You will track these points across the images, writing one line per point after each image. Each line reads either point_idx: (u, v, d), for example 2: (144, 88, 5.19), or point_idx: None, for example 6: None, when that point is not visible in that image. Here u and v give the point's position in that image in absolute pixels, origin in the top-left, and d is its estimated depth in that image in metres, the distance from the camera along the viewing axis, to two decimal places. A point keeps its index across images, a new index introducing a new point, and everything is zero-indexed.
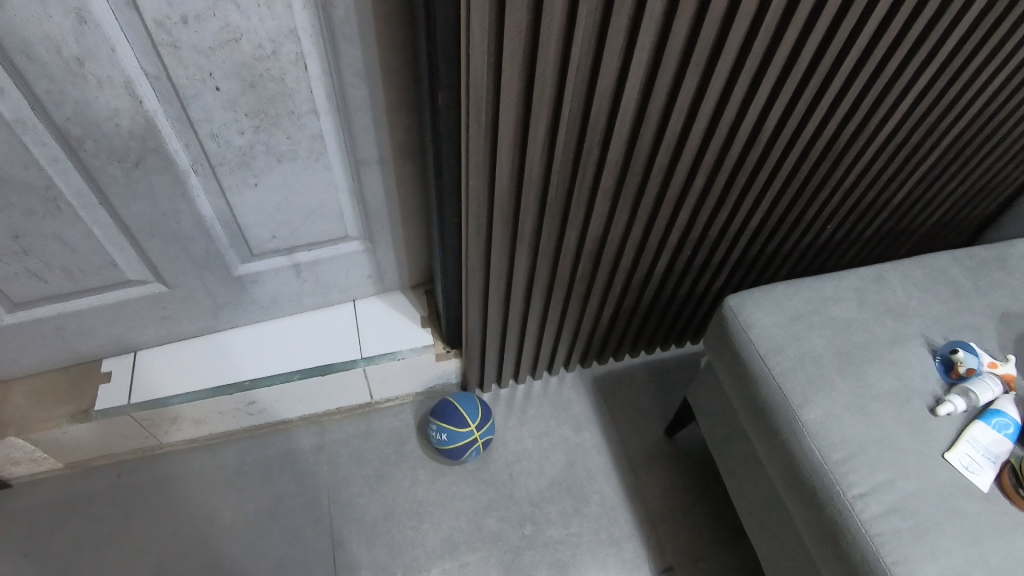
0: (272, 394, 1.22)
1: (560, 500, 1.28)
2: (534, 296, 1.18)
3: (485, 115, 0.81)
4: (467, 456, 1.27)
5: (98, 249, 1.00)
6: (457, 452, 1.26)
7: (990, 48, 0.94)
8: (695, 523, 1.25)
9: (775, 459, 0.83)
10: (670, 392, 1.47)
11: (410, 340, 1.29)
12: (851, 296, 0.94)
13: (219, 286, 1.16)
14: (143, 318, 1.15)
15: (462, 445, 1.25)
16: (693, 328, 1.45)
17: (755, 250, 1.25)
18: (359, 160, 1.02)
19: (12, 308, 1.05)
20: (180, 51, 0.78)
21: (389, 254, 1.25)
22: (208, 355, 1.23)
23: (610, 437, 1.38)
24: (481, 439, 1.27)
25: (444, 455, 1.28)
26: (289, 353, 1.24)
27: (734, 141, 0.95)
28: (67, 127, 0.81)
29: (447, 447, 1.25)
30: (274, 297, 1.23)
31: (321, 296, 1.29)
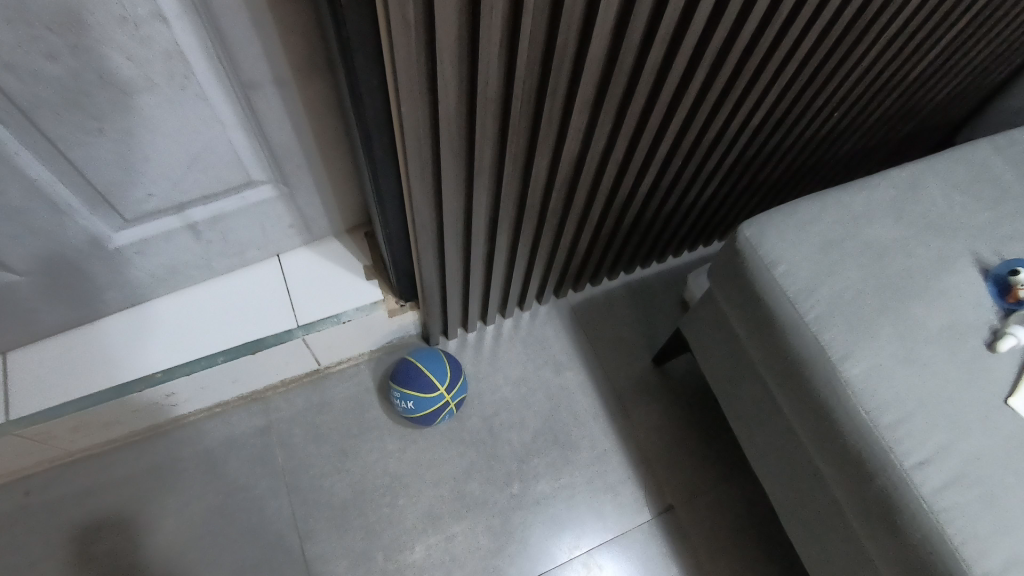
0: (196, 381, 1.02)
1: (547, 450, 1.17)
2: (498, 235, 0.98)
3: (413, 9, 0.55)
4: (439, 420, 1.13)
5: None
6: (428, 419, 1.10)
7: None
8: (691, 457, 1.17)
9: (810, 434, 0.72)
10: (654, 315, 1.33)
11: (355, 297, 1.07)
12: (886, 210, 0.77)
13: (92, 263, 0.89)
14: (90, 291, 0.94)
15: (433, 412, 1.09)
16: (677, 243, 1.28)
17: (752, 150, 1.06)
18: (247, 80, 0.74)
19: None
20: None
21: (311, 197, 1.00)
22: (104, 345, 0.99)
23: (594, 373, 1.25)
24: (455, 401, 1.11)
25: (412, 421, 1.13)
26: (207, 331, 1.01)
27: (749, 18, 0.73)
28: None
29: (415, 415, 1.09)
30: (173, 266, 0.98)
31: (234, 257, 1.04)
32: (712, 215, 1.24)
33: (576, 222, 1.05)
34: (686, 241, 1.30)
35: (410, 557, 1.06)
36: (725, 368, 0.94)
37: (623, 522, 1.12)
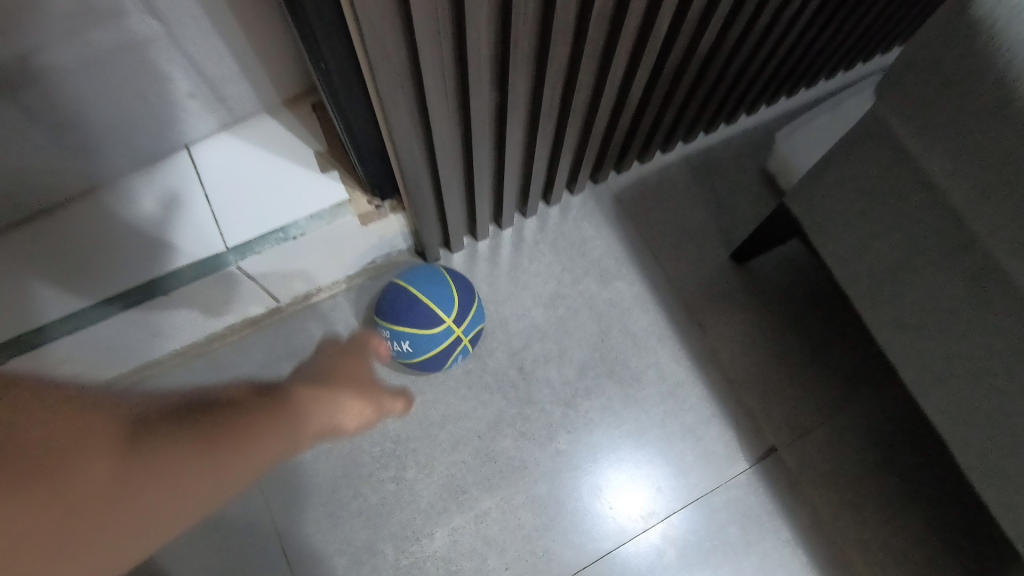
0: (117, 323, 0.71)
1: (600, 388, 0.86)
2: (514, 84, 0.60)
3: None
4: (450, 364, 0.82)
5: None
6: (434, 364, 0.79)
7: None
8: (797, 379, 0.86)
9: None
10: (728, 195, 0.98)
11: (309, 199, 0.74)
12: None
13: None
14: None
15: (441, 354, 0.78)
16: (757, 89, 0.91)
17: None
18: None
19: None
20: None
21: (210, 45, 0.62)
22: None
23: (653, 280, 0.92)
24: (472, 335, 0.80)
25: (412, 369, 0.82)
26: (123, 249, 0.70)
27: None
28: None
29: (415, 360, 0.78)
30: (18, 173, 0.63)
31: (113, 150, 0.68)
32: (816, 43, 0.85)
33: (628, 62, 0.67)
34: (770, 85, 0.92)
35: (429, 547, 0.79)
36: (890, 250, 0.60)
37: (712, 474, 0.83)
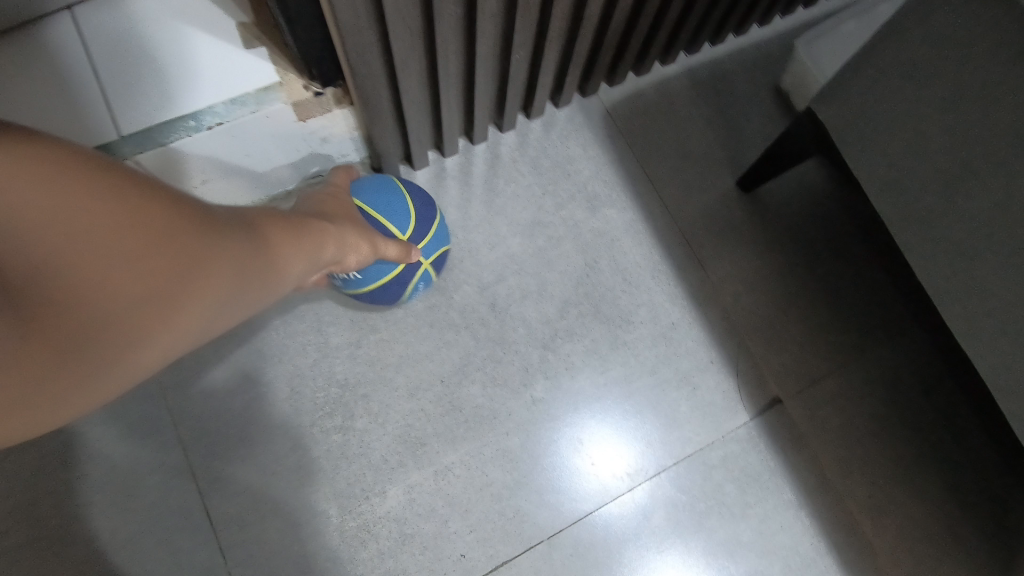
0: None
1: (584, 329, 0.74)
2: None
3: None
4: (414, 290, 0.68)
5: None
6: (397, 291, 0.65)
7: None
8: (808, 322, 0.76)
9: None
10: (734, 115, 0.85)
11: (234, 81, 0.62)
12: None
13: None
14: None
15: (403, 275, 0.64)
16: None
17: None
18: None
19: None
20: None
21: None
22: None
23: (648, 209, 0.80)
24: (440, 248, 0.66)
25: (366, 301, 0.67)
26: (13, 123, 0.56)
27: None
28: None
29: (366, 290, 0.63)
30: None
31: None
32: None
33: None
34: None
35: (381, 507, 0.67)
36: (955, 149, 0.48)
37: (708, 427, 0.73)
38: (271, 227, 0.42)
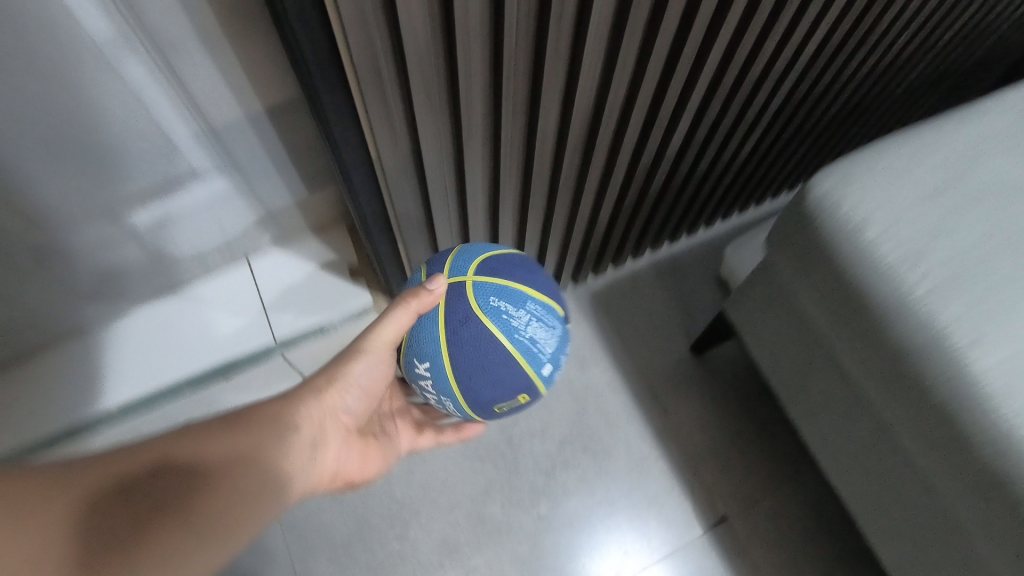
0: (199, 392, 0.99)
1: (577, 461, 1.01)
2: (500, 207, 0.82)
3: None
4: (512, 326, 0.58)
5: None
6: (480, 345, 0.58)
7: None
8: (745, 456, 1.01)
9: (898, 420, 0.59)
10: (688, 296, 1.16)
11: (345, 302, 1.01)
12: (1003, 151, 0.59)
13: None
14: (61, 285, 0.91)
15: (453, 319, 0.59)
16: (711, 211, 1.10)
17: (807, 101, 0.86)
18: (159, 47, 0.67)
19: None
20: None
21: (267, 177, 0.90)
22: (42, 382, 0.97)
23: (624, 368, 1.09)
24: (466, 268, 0.61)
25: (500, 386, 0.60)
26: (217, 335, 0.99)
27: None
28: None
29: (455, 370, 0.59)
30: (148, 267, 0.95)
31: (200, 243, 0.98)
32: (759, 173, 1.04)
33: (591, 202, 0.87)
34: (721, 207, 1.11)
35: None
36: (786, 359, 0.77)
37: (672, 538, 0.96)
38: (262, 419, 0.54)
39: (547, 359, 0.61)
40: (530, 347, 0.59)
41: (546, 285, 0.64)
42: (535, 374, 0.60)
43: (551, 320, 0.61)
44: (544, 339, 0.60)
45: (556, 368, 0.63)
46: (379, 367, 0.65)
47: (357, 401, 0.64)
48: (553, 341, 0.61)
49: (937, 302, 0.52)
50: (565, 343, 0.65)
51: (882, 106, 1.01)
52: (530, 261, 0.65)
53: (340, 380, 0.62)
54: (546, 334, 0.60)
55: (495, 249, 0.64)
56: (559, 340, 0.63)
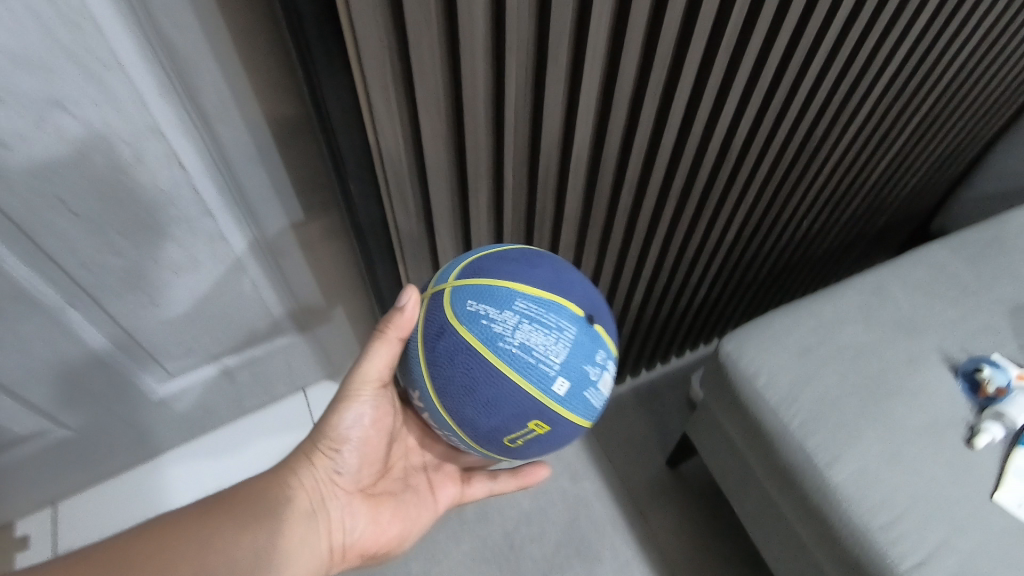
0: None
1: (570, 563, 1.17)
2: None
3: (409, 176, 0.66)
4: (494, 333, 0.50)
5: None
6: (458, 358, 0.51)
7: (947, 38, 0.88)
8: (714, 559, 1.18)
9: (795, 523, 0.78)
10: (664, 417, 1.37)
11: None
12: (856, 316, 0.84)
13: (160, 417, 1.01)
14: (143, 436, 1.02)
15: (432, 332, 0.54)
16: (679, 343, 1.35)
17: (734, 258, 1.15)
18: (275, 251, 0.85)
19: (18, 439, 0.89)
20: (11, 151, 0.58)
21: (339, 346, 1.10)
22: (79, 503, 1.04)
23: (610, 479, 1.27)
24: (450, 275, 0.56)
25: (497, 412, 0.51)
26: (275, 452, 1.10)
27: (703, 166, 0.83)
28: None
29: (442, 392, 0.53)
30: (224, 406, 1.08)
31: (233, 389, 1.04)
32: (713, 313, 1.30)
33: None
34: (688, 340, 1.36)
35: None
36: (723, 474, 0.98)
37: None
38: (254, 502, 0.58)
39: (558, 370, 0.50)
40: (523, 355, 0.50)
41: (549, 278, 0.54)
42: (543, 390, 0.50)
43: (554, 321, 0.51)
44: (545, 346, 0.50)
45: (577, 381, 0.51)
46: (371, 413, 0.65)
47: (352, 459, 0.65)
48: (560, 347, 0.50)
49: (803, 432, 0.74)
50: (592, 347, 0.53)
51: (802, 260, 1.30)
52: (535, 253, 0.57)
53: (327, 439, 0.63)
54: (545, 339, 0.50)
55: (490, 249, 0.58)
56: (573, 343, 0.51)
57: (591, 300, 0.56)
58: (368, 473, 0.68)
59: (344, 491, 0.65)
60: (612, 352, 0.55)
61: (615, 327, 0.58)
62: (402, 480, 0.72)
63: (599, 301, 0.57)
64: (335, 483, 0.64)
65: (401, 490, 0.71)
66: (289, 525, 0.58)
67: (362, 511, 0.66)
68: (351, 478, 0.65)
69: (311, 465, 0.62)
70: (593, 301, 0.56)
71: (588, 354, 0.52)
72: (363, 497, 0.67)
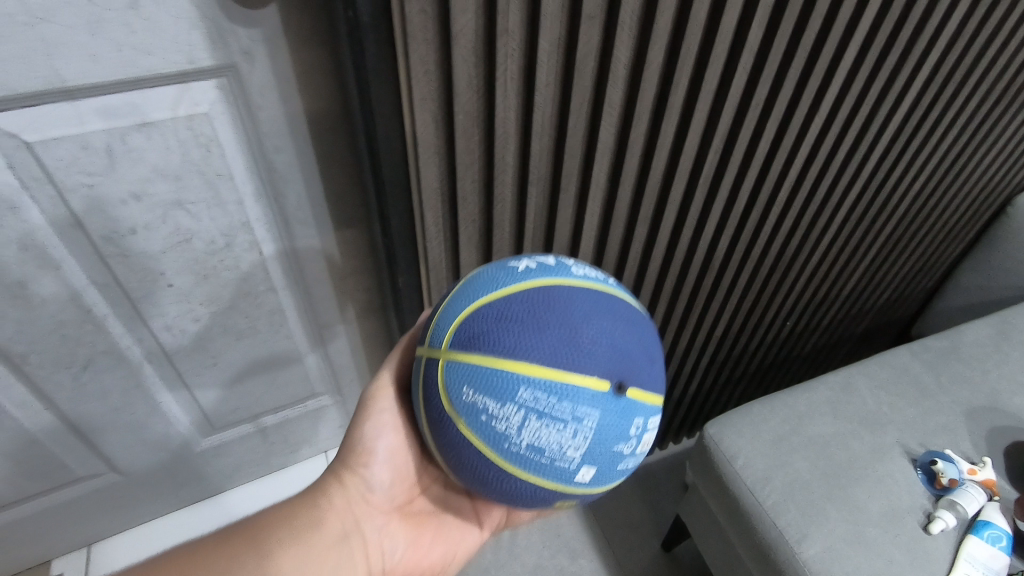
0: None
1: None
2: None
3: (447, 277, 0.78)
4: (501, 433, 0.48)
5: (36, 446, 0.90)
6: (466, 455, 0.50)
7: (895, 176, 1.06)
8: None
9: None
10: (659, 501, 1.44)
11: None
12: (827, 410, 0.94)
13: (197, 467, 1.11)
14: (179, 485, 1.12)
15: (436, 419, 0.52)
16: (675, 431, 1.43)
17: (724, 352, 1.26)
18: (322, 324, 0.99)
19: (73, 478, 0.99)
20: (136, 236, 0.74)
21: None
22: (110, 546, 1.12)
23: (607, 559, 1.32)
24: (443, 339, 0.52)
25: (518, 498, 0.52)
26: None
27: (689, 271, 0.98)
28: (20, 354, 0.78)
29: (458, 476, 0.54)
30: (252, 461, 1.18)
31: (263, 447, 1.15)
32: (706, 402, 1.40)
33: None
34: (683, 428, 1.45)
35: None
36: (707, 554, 1.04)
37: None
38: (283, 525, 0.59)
39: (577, 460, 0.49)
40: (535, 454, 0.48)
41: (556, 352, 0.48)
42: (562, 478, 0.49)
43: (567, 415, 0.47)
44: (560, 440, 0.48)
45: (598, 464, 0.50)
46: (398, 430, 0.65)
47: (383, 476, 0.65)
48: (576, 439, 0.48)
49: (775, 510, 0.83)
50: (617, 425, 0.49)
51: (788, 357, 1.41)
52: (543, 302, 0.51)
53: (354, 457, 0.64)
54: (558, 436, 0.47)
55: (488, 296, 0.52)
56: (591, 431, 0.48)
57: (615, 360, 0.50)
58: (401, 490, 0.68)
59: (377, 510, 0.65)
60: (645, 408, 0.52)
61: (650, 366, 0.53)
62: (442, 500, 0.72)
63: (625, 351, 0.51)
64: (367, 503, 0.65)
65: (440, 511, 0.71)
66: (321, 549, 0.58)
67: (398, 531, 0.66)
68: (384, 497, 0.66)
69: (342, 485, 0.64)
70: (618, 355, 0.50)
71: (610, 437, 0.49)
72: (400, 517, 0.67)
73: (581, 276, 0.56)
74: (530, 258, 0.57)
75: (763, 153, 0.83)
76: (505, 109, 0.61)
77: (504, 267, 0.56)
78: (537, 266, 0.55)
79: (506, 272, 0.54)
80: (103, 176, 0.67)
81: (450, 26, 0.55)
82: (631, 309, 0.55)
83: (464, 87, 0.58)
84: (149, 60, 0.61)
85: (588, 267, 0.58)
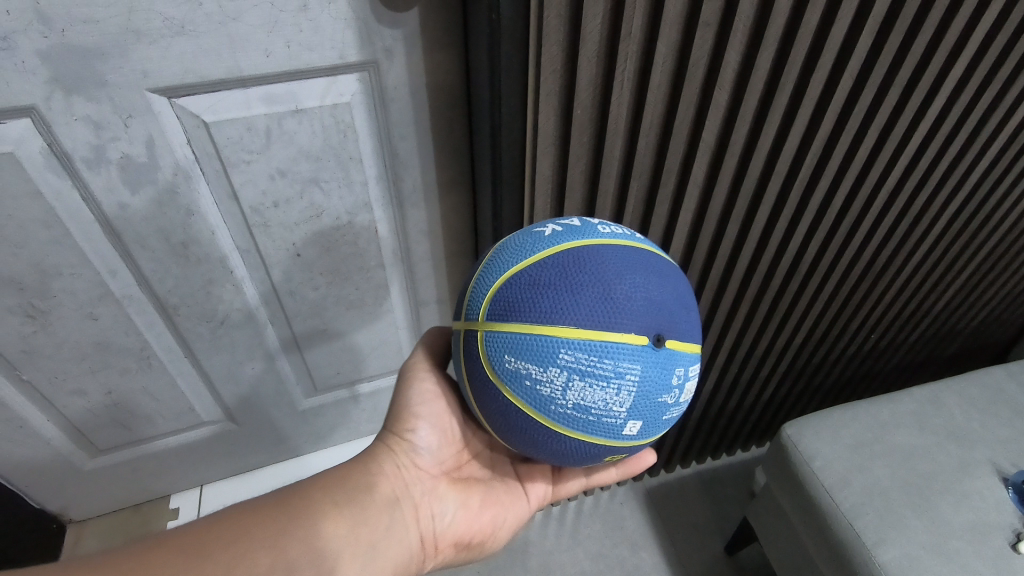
0: None
1: None
2: None
3: None
4: (546, 397, 0.52)
5: (172, 390, 1.03)
6: (514, 418, 0.55)
7: (1000, 192, 1.02)
8: None
9: None
10: (722, 505, 1.44)
11: None
12: (910, 422, 0.93)
13: (298, 424, 1.23)
14: (276, 438, 1.23)
15: (478, 383, 0.56)
16: (745, 437, 1.43)
17: (804, 362, 1.26)
18: (419, 300, 1.08)
19: (191, 425, 1.12)
20: (277, 209, 0.85)
21: None
22: (218, 488, 1.26)
23: (668, 554, 1.34)
24: (480, 310, 0.56)
25: (566, 456, 0.57)
26: None
27: (775, 275, 0.99)
28: (172, 304, 0.90)
29: (503, 435, 0.59)
30: (345, 424, 1.29)
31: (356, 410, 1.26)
32: (780, 409, 1.40)
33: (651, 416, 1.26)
34: (754, 434, 1.45)
35: None
36: (773, 560, 1.05)
37: None
38: (339, 490, 0.64)
39: (623, 414, 0.53)
40: (581, 413, 0.53)
41: (595, 313, 0.52)
42: (609, 433, 0.54)
43: (608, 373, 0.51)
44: (603, 397, 0.52)
45: (643, 416, 0.54)
46: (437, 399, 0.71)
47: (429, 441, 0.71)
48: (618, 394, 0.52)
49: (852, 513, 0.84)
50: (656, 378, 0.53)
51: (871, 371, 1.38)
52: (572, 264, 0.54)
53: (401, 425, 0.70)
54: (603, 394, 0.52)
55: (518, 264, 0.55)
56: (633, 385, 0.52)
57: (652, 315, 0.53)
58: (449, 455, 0.74)
59: (426, 473, 0.71)
60: (685, 358, 0.56)
61: (686, 316, 0.57)
62: (489, 468, 0.78)
63: (659, 303, 0.54)
64: (417, 467, 0.70)
65: (487, 478, 0.77)
66: (376, 509, 0.64)
67: (448, 494, 0.72)
68: (433, 462, 0.72)
69: (392, 451, 0.69)
70: (653, 310, 0.54)
71: (650, 391, 0.53)
72: (449, 482, 0.73)
73: (608, 234, 0.58)
74: (554, 222, 0.59)
75: (861, 160, 0.84)
76: (618, 106, 0.66)
77: (531, 234, 0.58)
78: (564, 229, 0.58)
79: (533, 238, 0.57)
80: (260, 154, 0.78)
81: (578, 29, 0.61)
82: (660, 262, 0.58)
83: (584, 85, 0.64)
84: (310, 54, 0.71)
85: (613, 225, 0.61)
